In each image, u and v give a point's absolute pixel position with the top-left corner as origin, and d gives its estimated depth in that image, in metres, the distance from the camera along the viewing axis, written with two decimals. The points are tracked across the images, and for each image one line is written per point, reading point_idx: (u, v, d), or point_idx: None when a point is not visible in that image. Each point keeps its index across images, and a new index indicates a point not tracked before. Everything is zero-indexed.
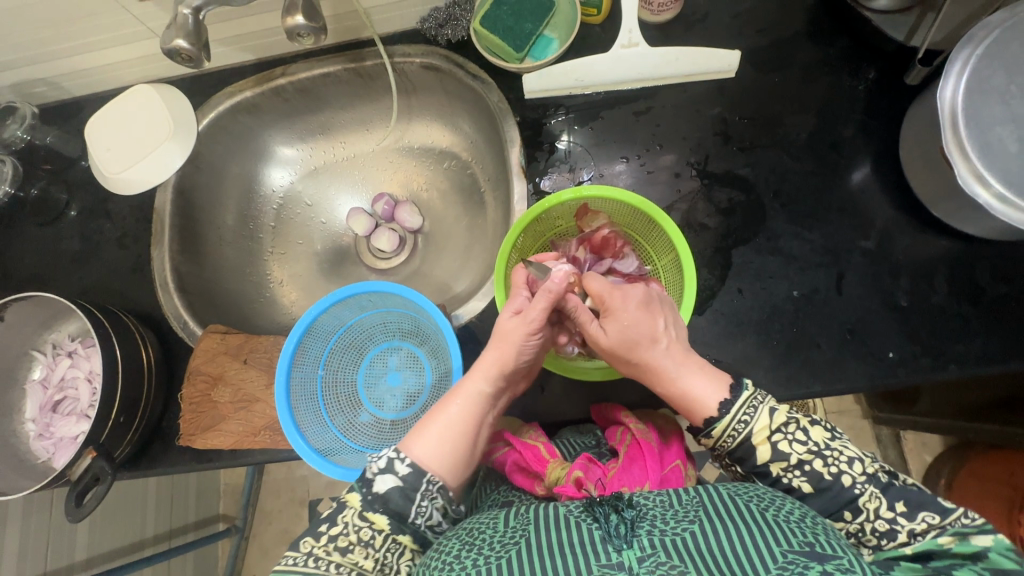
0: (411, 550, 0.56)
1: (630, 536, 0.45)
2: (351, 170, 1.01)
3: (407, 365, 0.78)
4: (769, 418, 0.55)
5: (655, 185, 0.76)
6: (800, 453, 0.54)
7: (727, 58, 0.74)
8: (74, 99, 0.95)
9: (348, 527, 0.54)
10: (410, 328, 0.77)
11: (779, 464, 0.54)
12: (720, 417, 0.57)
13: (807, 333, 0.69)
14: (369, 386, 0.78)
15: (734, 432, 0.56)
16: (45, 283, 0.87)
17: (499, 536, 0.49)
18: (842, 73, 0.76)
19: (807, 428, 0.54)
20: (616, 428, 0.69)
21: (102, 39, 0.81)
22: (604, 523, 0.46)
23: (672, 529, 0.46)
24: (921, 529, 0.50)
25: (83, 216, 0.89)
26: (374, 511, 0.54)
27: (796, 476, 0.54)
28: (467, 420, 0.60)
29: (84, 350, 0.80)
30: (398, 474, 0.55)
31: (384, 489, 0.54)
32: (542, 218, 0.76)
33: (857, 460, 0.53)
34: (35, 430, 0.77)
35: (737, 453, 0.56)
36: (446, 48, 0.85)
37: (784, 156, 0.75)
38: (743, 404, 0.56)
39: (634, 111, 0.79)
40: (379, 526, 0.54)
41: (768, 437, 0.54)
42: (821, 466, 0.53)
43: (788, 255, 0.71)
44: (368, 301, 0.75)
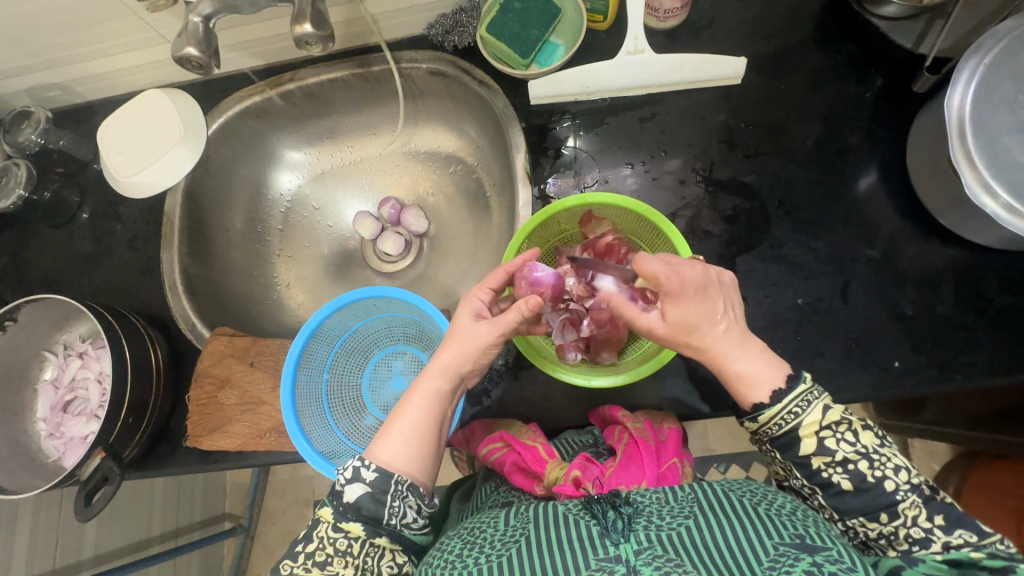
0: (393, 550, 0.56)
1: (627, 531, 0.46)
2: (359, 174, 1.02)
3: (411, 369, 0.78)
4: (822, 415, 0.54)
5: (660, 192, 0.76)
6: (846, 452, 0.53)
7: (732, 65, 0.74)
8: (86, 103, 0.96)
9: (324, 541, 0.55)
10: (414, 332, 0.78)
11: (822, 459, 0.54)
12: (769, 406, 0.55)
13: (811, 341, 0.68)
14: (373, 389, 0.79)
15: (784, 420, 0.55)
16: (57, 284, 0.89)
17: (500, 535, 0.49)
18: (849, 80, 0.76)
19: (859, 429, 0.54)
20: (614, 428, 0.69)
21: (114, 45, 0.83)
22: (602, 519, 0.47)
23: (667, 525, 0.46)
24: (957, 542, 0.50)
25: (95, 219, 0.90)
26: (347, 520, 0.54)
27: (837, 472, 0.53)
28: (429, 418, 0.60)
29: (94, 351, 0.81)
30: (366, 481, 0.55)
31: (354, 497, 0.54)
32: (547, 224, 0.77)
33: (903, 468, 0.52)
34: (46, 429, 0.79)
35: (780, 441, 0.55)
36: (453, 53, 0.86)
37: (790, 163, 0.74)
38: (798, 395, 0.54)
39: (639, 117, 0.79)
40: (354, 534, 0.54)
41: (818, 432, 0.54)
42: (866, 467, 0.53)
43: (793, 263, 0.71)
44: (373, 306, 0.76)
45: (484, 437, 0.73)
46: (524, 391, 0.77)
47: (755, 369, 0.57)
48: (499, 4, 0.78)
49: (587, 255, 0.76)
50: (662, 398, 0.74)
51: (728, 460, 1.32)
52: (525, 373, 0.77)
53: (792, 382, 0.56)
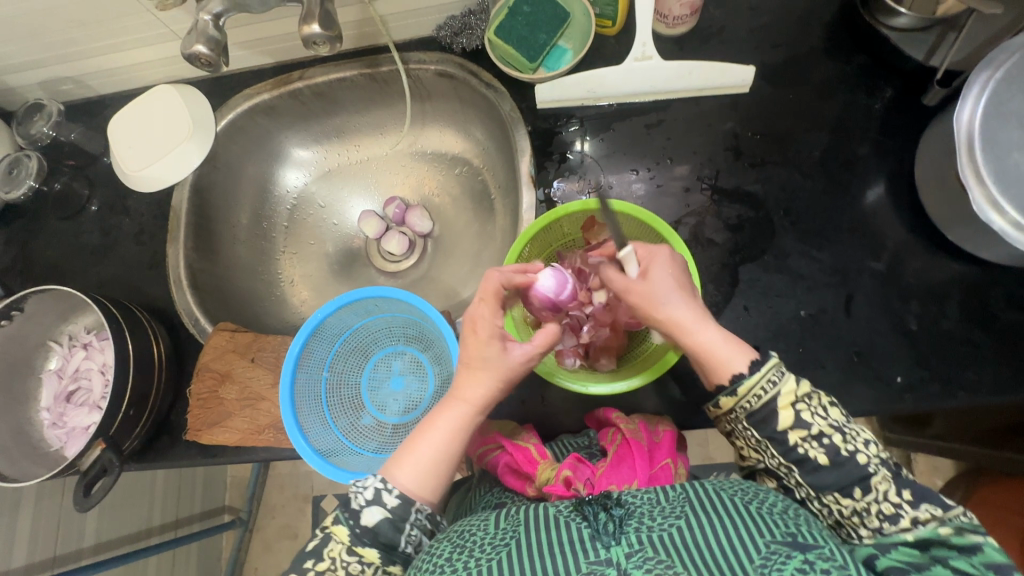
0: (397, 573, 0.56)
1: (618, 534, 0.45)
2: (365, 173, 1.02)
3: (410, 370, 0.78)
4: (796, 386, 0.55)
5: (665, 199, 0.76)
6: (821, 425, 0.54)
7: (741, 74, 0.73)
8: (98, 97, 0.97)
9: (336, 562, 0.55)
10: (414, 332, 0.78)
11: (799, 433, 0.54)
12: (747, 377, 0.56)
13: (813, 353, 0.68)
14: (372, 388, 0.79)
15: (762, 391, 0.55)
16: (64, 275, 0.90)
17: (491, 537, 0.49)
18: (859, 91, 0.75)
19: (828, 405, 0.55)
20: (608, 430, 0.69)
21: (126, 40, 0.84)
22: (593, 521, 0.47)
23: (658, 526, 0.46)
24: (925, 517, 0.51)
25: (103, 212, 0.91)
26: (363, 543, 0.55)
27: (814, 446, 0.54)
28: (449, 444, 0.59)
29: (99, 343, 0.82)
30: (386, 506, 0.55)
31: (373, 521, 0.55)
32: (549, 228, 0.76)
33: (872, 442, 0.54)
34: (49, 418, 0.79)
35: (758, 414, 0.55)
36: (461, 56, 0.86)
37: (796, 173, 0.74)
38: (771, 366, 0.55)
39: (645, 124, 0.79)
40: (369, 559, 0.55)
41: (794, 403, 0.54)
42: (840, 440, 0.53)
43: (797, 274, 0.70)
44: (374, 305, 0.76)
45: (478, 438, 0.73)
46: (523, 394, 0.77)
47: (727, 346, 0.58)
48: (508, 8, 0.78)
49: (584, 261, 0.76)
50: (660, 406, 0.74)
51: (728, 469, 1.31)
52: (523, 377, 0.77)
53: (762, 357, 0.57)
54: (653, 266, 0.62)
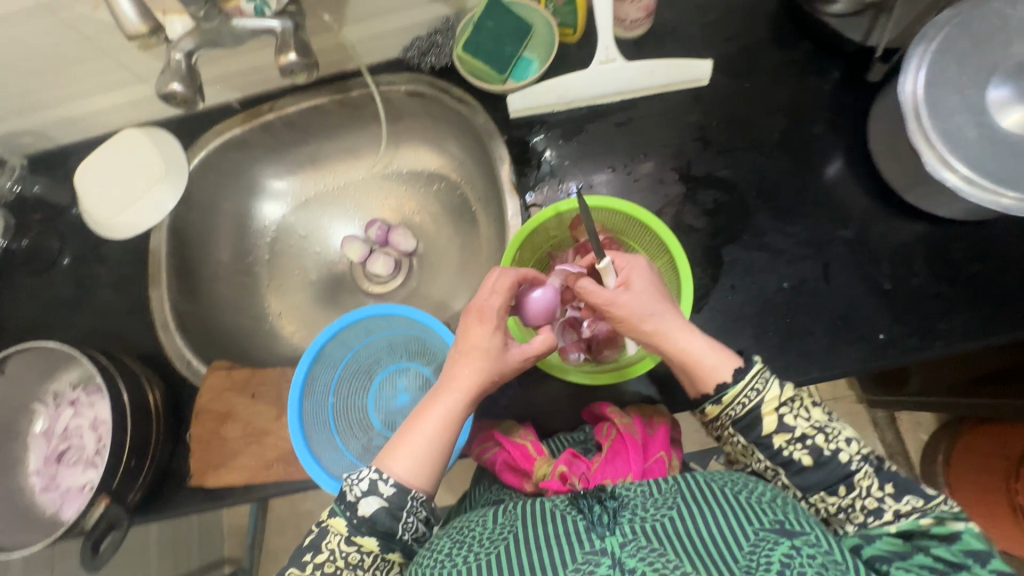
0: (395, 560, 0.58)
1: (612, 524, 0.47)
2: (343, 198, 1.03)
3: (416, 386, 0.78)
4: (779, 391, 0.58)
5: (643, 192, 0.79)
6: (803, 427, 0.57)
7: (699, 67, 0.79)
8: (60, 147, 0.94)
9: (335, 553, 0.56)
10: (416, 348, 0.78)
11: (783, 436, 0.57)
12: (733, 385, 0.58)
13: (800, 322, 0.71)
14: (379, 408, 0.79)
15: (745, 399, 0.58)
16: (41, 333, 0.86)
17: (489, 534, 0.52)
18: (809, 75, 0.80)
19: (810, 405, 0.58)
20: (603, 423, 0.70)
21: (89, 87, 0.82)
22: (588, 513, 0.49)
23: (652, 516, 0.48)
24: (906, 510, 0.54)
25: (77, 263, 0.89)
26: (361, 533, 0.56)
27: (798, 449, 0.57)
28: (440, 441, 0.60)
29: (87, 398, 0.79)
30: (382, 495, 0.56)
31: (369, 511, 0.56)
32: (537, 233, 0.78)
33: (853, 439, 0.57)
34: (40, 483, 0.76)
35: (743, 420, 0.58)
36: (430, 74, 0.88)
37: (761, 156, 0.78)
38: (755, 374, 0.58)
39: (616, 123, 0.82)
40: (368, 548, 0.56)
41: (777, 408, 0.57)
42: (822, 440, 0.57)
43: (775, 250, 0.74)
44: (374, 325, 0.76)
45: (477, 441, 0.74)
46: (528, 396, 0.78)
47: (713, 355, 0.60)
48: (473, 25, 0.81)
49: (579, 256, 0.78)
50: (662, 392, 0.76)
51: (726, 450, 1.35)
52: (527, 380, 0.78)
53: (747, 364, 0.59)
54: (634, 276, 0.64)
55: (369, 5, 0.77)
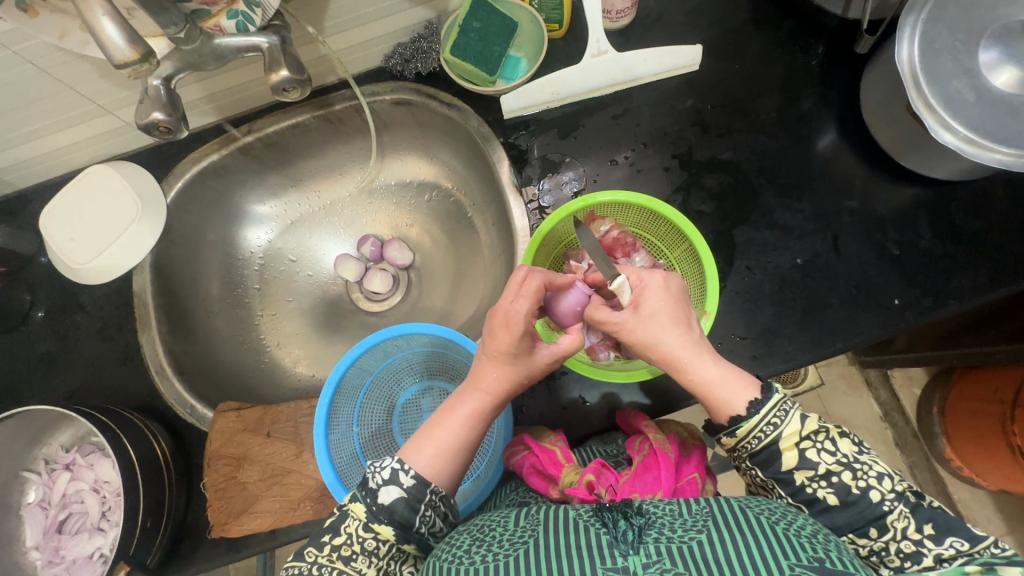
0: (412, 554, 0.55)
1: (636, 543, 0.47)
2: (332, 216, 0.99)
3: (439, 404, 0.77)
4: (801, 425, 0.55)
5: (648, 182, 0.79)
6: (828, 463, 0.54)
7: (690, 54, 0.78)
8: (19, 191, 0.87)
9: (352, 537, 0.53)
10: (437, 365, 0.77)
11: (805, 473, 0.54)
12: (747, 419, 0.56)
13: (818, 295, 0.72)
14: (405, 430, 0.78)
15: (762, 433, 0.55)
16: (22, 394, 0.79)
17: (510, 535, 0.52)
18: (795, 52, 0.81)
19: (837, 438, 0.54)
20: (636, 438, 0.68)
21: (48, 124, 0.76)
22: (612, 528, 0.49)
23: (679, 537, 0.47)
24: (948, 554, 0.50)
25: (52, 315, 0.82)
26: (379, 521, 0.53)
27: (822, 487, 0.54)
28: (461, 441, 0.58)
29: (84, 459, 0.73)
30: (402, 485, 0.53)
31: (389, 500, 0.53)
32: (551, 236, 0.76)
33: (886, 476, 0.53)
34: (41, 558, 0.70)
35: (761, 455, 0.56)
36: (414, 81, 0.85)
37: (760, 135, 0.79)
38: (772, 407, 0.56)
39: (612, 115, 0.81)
40: (385, 537, 0.53)
41: (798, 444, 0.54)
42: (849, 478, 0.53)
43: (785, 227, 0.75)
44: (393, 347, 0.73)
45: (509, 442, 0.73)
46: (556, 401, 0.76)
47: (727, 385, 0.58)
48: (458, 27, 0.79)
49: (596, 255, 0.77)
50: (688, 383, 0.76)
51: None
52: (553, 384, 0.77)
53: (764, 395, 0.57)
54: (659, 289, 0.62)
55: (348, 14, 0.74)
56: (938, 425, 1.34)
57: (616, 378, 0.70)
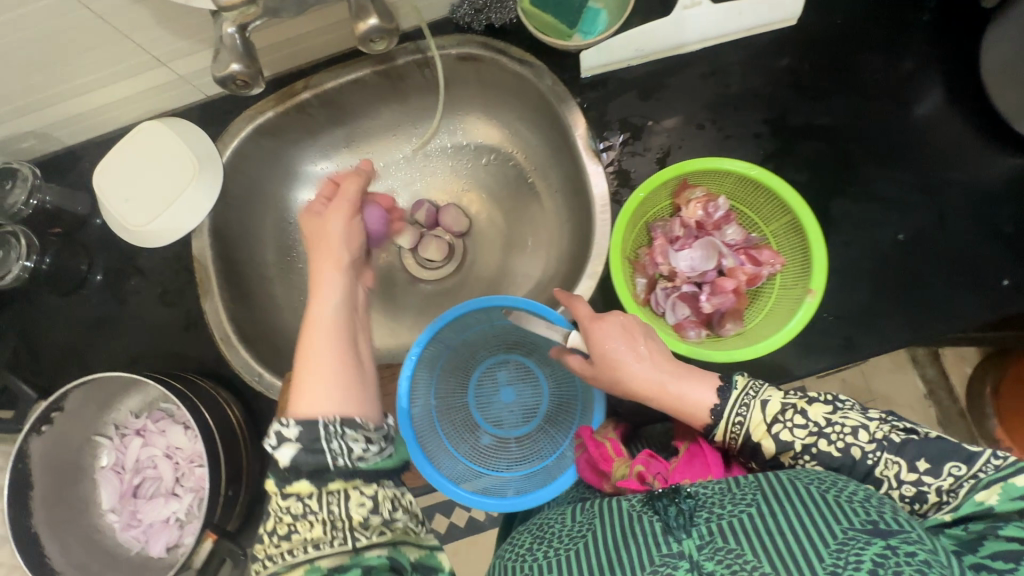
0: (358, 487, 0.45)
1: (690, 525, 0.42)
2: (386, 179, 0.95)
3: (518, 378, 0.77)
4: (764, 413, 0.53)
5: (737, 148, 0.74)
6: (802, 438, 0.51)
7: (790, 7, 0.72)
8: (67, 148, 0.83)
9: (280, 512, 0.44)
10: (517, 339, 0.76)
11: (787, 455, 0.52)
12: (717, 424, 0.55)
13: (920, 273, 0.68)
14: (481, 403, 0.77)
15: (735, 430, 0.54)
16: (83, 358, 0.78)
17: (568, 530, 0.49)
18: (904, 6, 0.74)
19: (802, 412, 0.52)
20: (683, 426, 0.63)
21: (101, 76, 0.72)
22: (663, 513, 0.43)
23: (728, 513, 0.42)
24: (949, 484, 0.45)
25: (111, 278, 0.80)
26: (293, 483, 0.44)
27: (807, 462, 0.51)
28: (337, 366, 0.52)
29: (155, 425, 0.72)
30: (291, 439, 0.45)
31: (291, 458, 0.45)
32: (647, 202, 0.72)
33: (859, 429, 0.49)
34: (119, 521, 0.70)
35: (745, 450, 0.54)
36: (482, 34, 0.79)
37: (861, 99, 0.73)
38: (733, 404, 0.54)
39: (700, 75, 0.75)
40: (307, 492, 0.45)
41: (768, 431, 0.52)
42: (826, 445, 0.50)
43: (886, 200, 0.70)
44: (473, 319, 0.73)
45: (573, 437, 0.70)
46: None
47: (688, 394, 0.57)
48: None
49: (687, 227, 0.73)
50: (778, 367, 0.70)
51: None
52: None
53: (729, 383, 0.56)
54: (614, 327, 0.61)
55: None
56: (990, 405, 1.31)
57: (727, 358, 0.63)
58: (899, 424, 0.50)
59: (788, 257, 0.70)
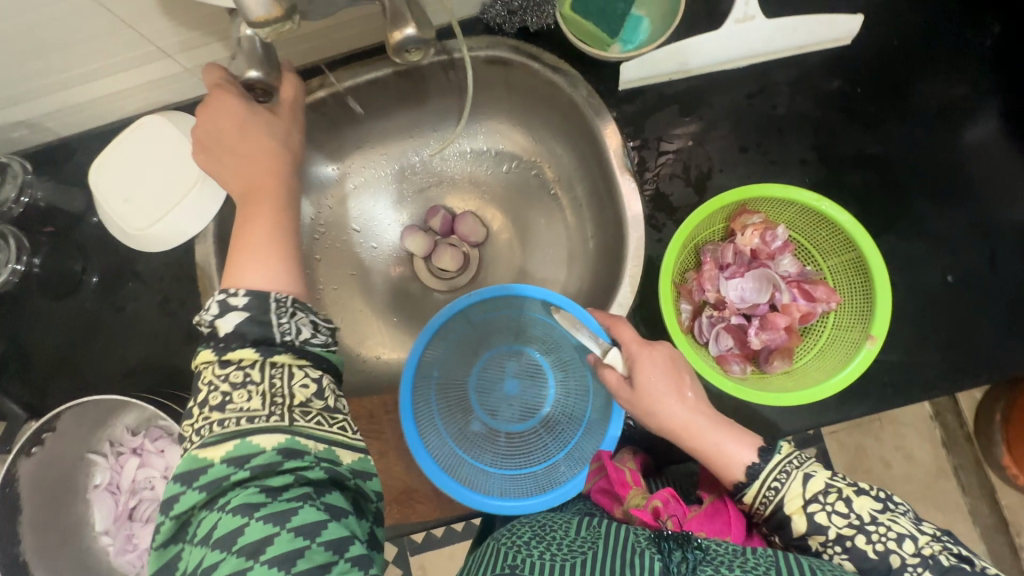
0: (303, 366, 0.49)
1: (689, 575, 0.44)
2: (401, 184, 0.89)
3: (525, 374, 0.73)
4: (804, 487, 0.51)
5: (782, 175, 0.70)
6: (839, 526, 0.49)
7: (847, 25, 0.68)
8: (61, 140, 0.77)
9: (212, 385, 0.46)
10: (536, 334, 0.73)
11: (817, 538, 0.50)
12: (749, 484, 0.53)
13: (970, 318, 0.65)
14: (481, 387, 0.73)
15: (767, 497, 0.53)
16: (77, 368, 0.73)
17: (570, 542, 0.50)
18: (964, 30, 0.70)
19: (848, 499, 0.50)
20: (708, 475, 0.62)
21: (101, 67, 0.66)
22: (666, 556, 0.46)
23: (732, 574, 0.44)
24: None
25: (108, 283, 0.75)
26: (233, 349, 0.47)
27: (837, 552, 0.50)
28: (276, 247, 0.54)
29: (151, 446, 0.67)
30: (237, 308, 0.49)
31: (231, 327, 0.48)
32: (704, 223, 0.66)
33: (906, 537, 0.48)
34: (114, 544, 0.67)
35: (772, 521, 0.53)
36: (514, 37, 0.73)
37: (914, 128, 0.69)
38: (774, 469, 0.53)
39: (746, 93, 0.71)
40: (250, 360, 0.47)
41: (804, 508, 0.51)
42: (864, 542, 0.48)
43: (936, 237, 0.67)
44: (495, 304, 0.71)
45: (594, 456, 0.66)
46: None
47: (729, 444, 0.55)
48: None
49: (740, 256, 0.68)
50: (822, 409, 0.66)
51: None
52: None
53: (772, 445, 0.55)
54: (663, 358, 0.59)
55: None
56: None
57: (779, 401, 0.59)
58: (954, 549, 0.47)
59: (846, 295, 0.66)
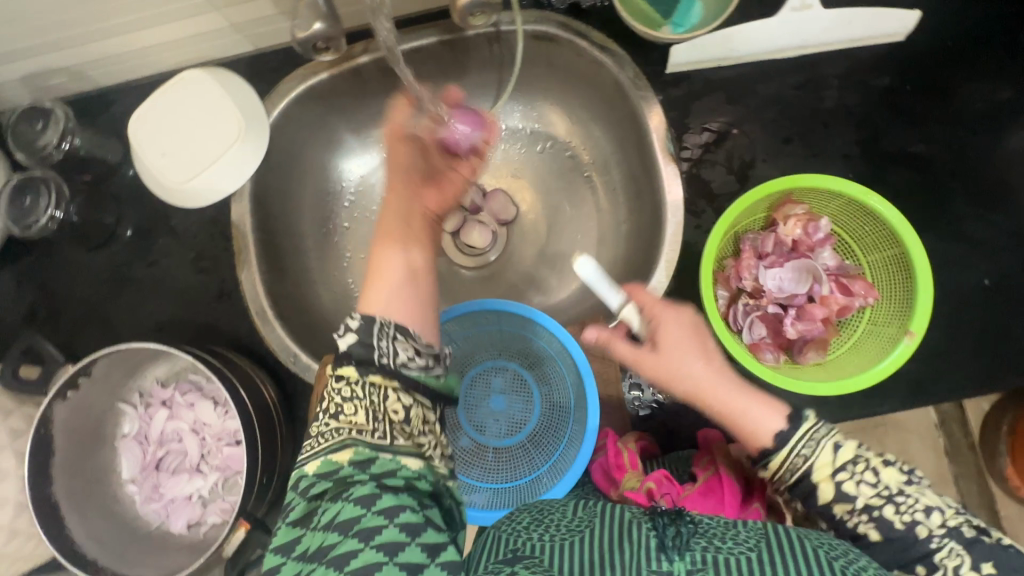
0: (398, 391, 0.47)
1: (682, 548, 0.41)
2: None
3: (512, 389, 0.72)
4: (833, 456, 0.48)
5: (824, 168, 0.69)
6: (867, 496, 0.47)
7: (903, 20, 0.67)
8: (98, 89, 0.77)
9: (344, 402, 0.46)
10: (519, 350, 0.72)
11: (844, 507, 0.48)
12: (776, 452, 0.50)
13: (1002, 322, 0.65)
14: (468, 404, 0.72)
15: (796, 463, 0.49)
16: (107, 319, 0.74)
17: (565, 521, 0.47)
18: (1018, 33, 0.70)
19: (878, 468, 0.47)
20: (703, 454, 0.64)
21: (149, 16, 0.65)
22: (660, 530, 0.43)
23: (728, 549, 0.41)
24: None
25: (141, 236, 0.75)
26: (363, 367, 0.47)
27: (863, 522, 0.47)
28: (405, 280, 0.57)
29: (183, 398, 0.69)
30: (356, 328, 0.49)
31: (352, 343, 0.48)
32: (750, 208, 0.66)
33: (935, 509, 0.46)
34: (140, 493, 0.68)
35: (797, 489, 0.50)
36: (564, 14, 0.73)
37: (961, 130, 0.69)
38: (802, 437, 0.50)
39: (794, 84, 0.70)
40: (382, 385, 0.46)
41: (833, 477, 0.48)
42: (892, 513, 0.46)
43: (975, 241, 0.67)
44: (481, 320, 0.70)
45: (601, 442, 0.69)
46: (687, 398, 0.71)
47: (751, 409, 0.53)
48: None
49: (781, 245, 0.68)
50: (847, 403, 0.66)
51: None
52: None
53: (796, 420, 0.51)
54: (674, 315, 0.60)
55: None
56: None
57: (812, 390, 0.59)
58: (972, 520, 0.46)
59: (884, 291, 0.66)
